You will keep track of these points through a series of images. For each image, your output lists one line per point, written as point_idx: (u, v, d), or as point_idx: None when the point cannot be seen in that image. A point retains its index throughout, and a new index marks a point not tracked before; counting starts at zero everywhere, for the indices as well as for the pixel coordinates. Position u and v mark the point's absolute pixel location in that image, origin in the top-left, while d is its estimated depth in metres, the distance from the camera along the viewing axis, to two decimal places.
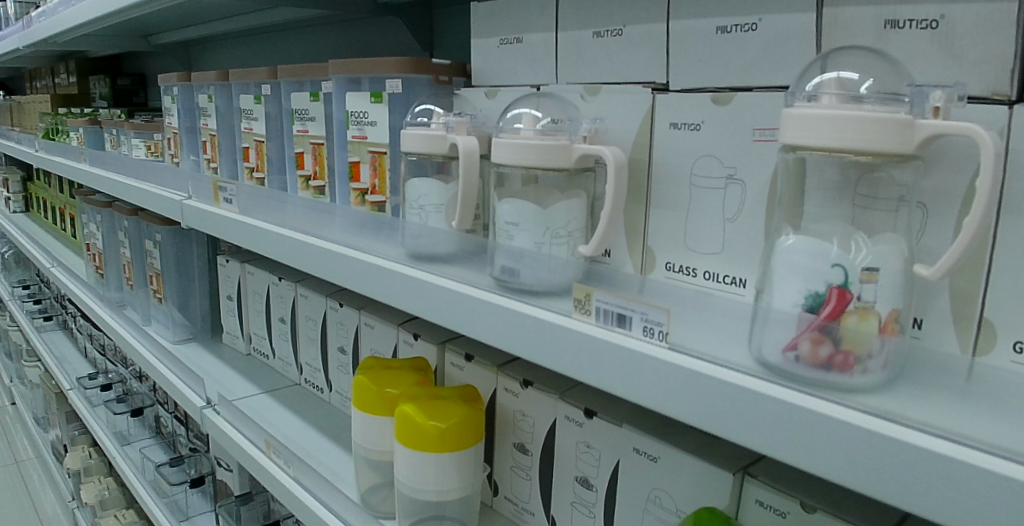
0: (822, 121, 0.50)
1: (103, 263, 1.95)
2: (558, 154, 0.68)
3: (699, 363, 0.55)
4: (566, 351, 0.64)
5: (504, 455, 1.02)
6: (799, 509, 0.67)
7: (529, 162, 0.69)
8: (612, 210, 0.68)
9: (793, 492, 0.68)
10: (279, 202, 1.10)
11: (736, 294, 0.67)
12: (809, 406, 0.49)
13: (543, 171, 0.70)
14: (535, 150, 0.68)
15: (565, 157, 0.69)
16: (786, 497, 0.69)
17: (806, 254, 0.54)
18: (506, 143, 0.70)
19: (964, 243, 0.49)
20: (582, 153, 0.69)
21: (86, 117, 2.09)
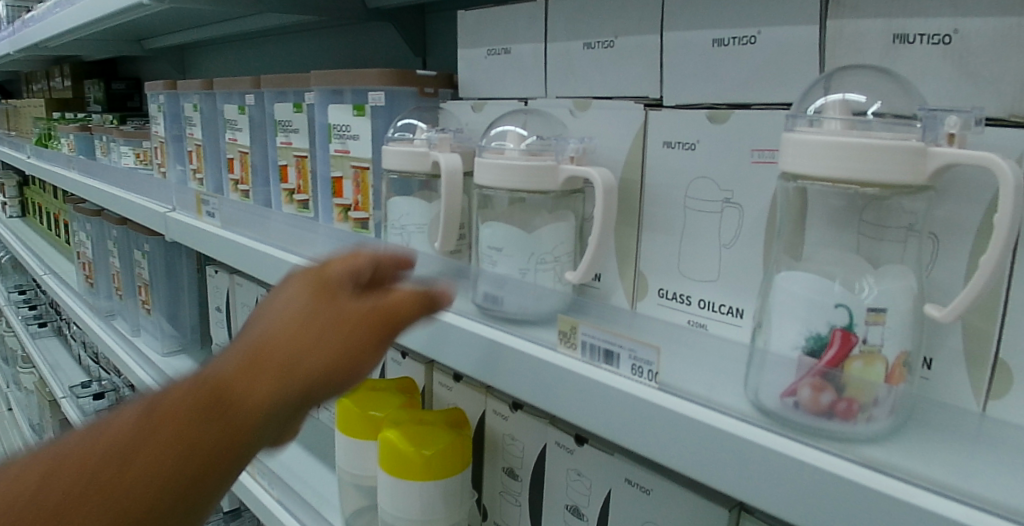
0: (827, 148, 0.46)
1: (93, 272, 1.92)
2: (544, 177, 0.64)
3: (689, 407, 0.50)
4: (548, 386, 0.60)
5: (493, 480, 0.98)
6: None
7: (515, 185, 0.64)
8: (602, 236, 0.64)
9: None
10: (262, 217, 1.06)
11: (732, 324, 0.62)
12: (807, 459, 0.44)
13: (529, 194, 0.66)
14: (521, 173, 0.64)
15: (552, 180, 0.64)
16: None
17: (808, 293, 0.49)
18: (489, 164, 0.66)
19: (980, 285, 0.44)
20: (569, 176, 0.64)
21: (77, 123, 2.06)
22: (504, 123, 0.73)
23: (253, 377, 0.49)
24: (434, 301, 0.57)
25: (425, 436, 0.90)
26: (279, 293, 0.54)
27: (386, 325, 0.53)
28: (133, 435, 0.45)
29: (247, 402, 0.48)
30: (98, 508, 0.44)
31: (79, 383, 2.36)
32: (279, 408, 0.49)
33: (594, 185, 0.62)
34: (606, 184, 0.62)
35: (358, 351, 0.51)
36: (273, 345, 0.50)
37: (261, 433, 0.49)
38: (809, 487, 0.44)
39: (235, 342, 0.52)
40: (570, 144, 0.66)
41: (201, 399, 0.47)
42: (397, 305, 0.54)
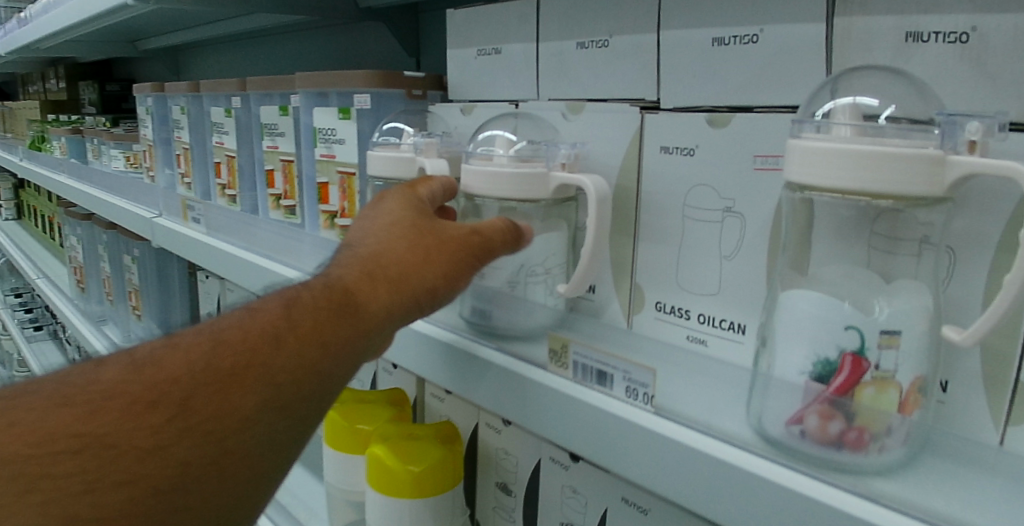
0: (836, 157, 0.43)
1: (84, 277, 1.89)
2: (533, 184, 0.60)
3: (686, 433, 0.46)
4: (536, 408, 0.56)
5: (486, 496, 0.93)
6: None
7: (505, 192, 0.60)
8: (596, 247, 0.60)
9: None
10: (248, 224, 1.02)
11: (734, 341, 0.58)
12: (816, 495, 0.40)
13: (520, 202, 0.63)
14: (510, 180, 0.60)
15: (543, 187, 0.61)
16: None
17: (816, 315, 0.46)
18: (477, 171, 0.62)
19: (1002, 308, 0.40)
20: (561, 183, 0.61)
21: (69, 126, 2.03)
22: (494, 127, 0.69)
23: (378, 278, 0.55)
24: (521, 234, 0.63)
25: (414, 452, 0.86)
26: (390, 211, 0.60)
27: (487, 245, 0.59)
28: (279, 328, 0.50)
29: (374, 300, 0.53)
30: (255, 393, 0.48)
31: None
32: (404, 306, 0.55)
33: (586, 193, 0.58)
34: (599, 192, 0.59)
35: (466, 263, 0.58)
36: (395, 250, 0.56)
37: (384, 329, 0.54)
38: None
39: (353, 250, 0.57)
40: (560, 149, 0.62)
41: (336, 294, 0.53)
42: (499, 230, 0.60)
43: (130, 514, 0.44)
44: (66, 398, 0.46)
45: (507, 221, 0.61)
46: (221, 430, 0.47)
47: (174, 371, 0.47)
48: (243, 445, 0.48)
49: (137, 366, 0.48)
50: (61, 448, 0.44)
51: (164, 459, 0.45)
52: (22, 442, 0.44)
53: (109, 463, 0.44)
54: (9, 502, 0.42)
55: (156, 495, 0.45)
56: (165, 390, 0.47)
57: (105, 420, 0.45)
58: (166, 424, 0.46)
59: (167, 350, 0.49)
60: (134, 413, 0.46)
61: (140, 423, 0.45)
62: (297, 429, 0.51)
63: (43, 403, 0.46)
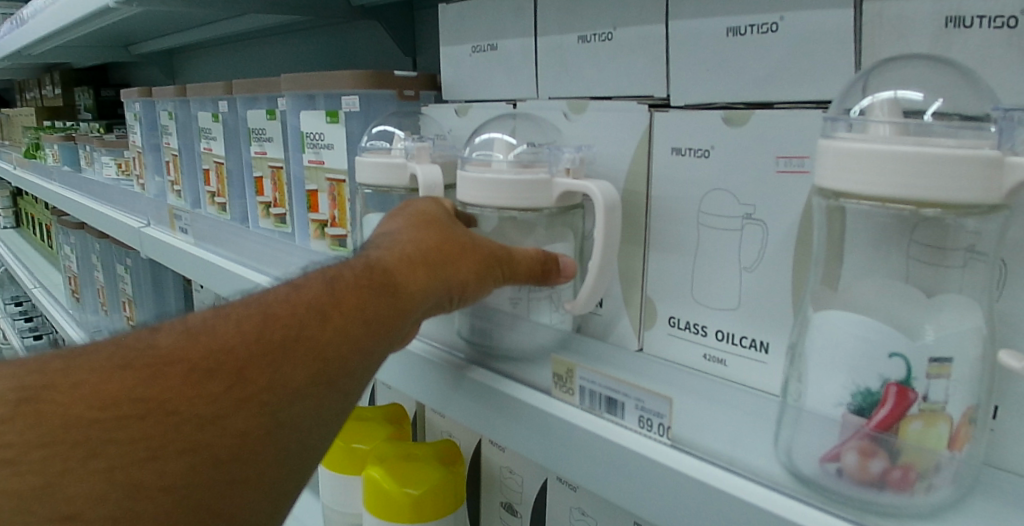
0: (875, 159, 0.39)
1: (79, 287, 1.85)
2: (532, 193, 0.54)
3: (708, 469, 0.41)
4: (540, 438, 0.50)
5: (491, 517, 0.85)
6: None
7: (497, 205, 0.56)
8: (604, 263, 0.55)
9: None
10: (238, 234, 0.97)
11: (757, 361, 0.52)
12: None
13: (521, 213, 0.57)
14: (509, 188, 0.54)
15: (545, 195, 0.55)
16: None
17: (857, 337, 0.40)
18: (472, 178, 0.56)
19: None
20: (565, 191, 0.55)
21: (62, 133, 1.99)
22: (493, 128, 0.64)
23: (416, 260, 0.50)
24: (557, 272, 0.57)
25: (414, 474, 0.77)
26: (419, 206, 0.56)
27: (516, 260, 0.55)
28: (325, 301, 0.46)
29: (415, 283, 0.50)
30: (304, 366, 0.44)
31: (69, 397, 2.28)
32: (441, 292, 0.51)
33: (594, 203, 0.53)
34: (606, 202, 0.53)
35: (496, 266, 0.54)
36: (433, 238, 0.52)
37: (421, 312, 0.50)
38: None
39: (387, 238, 0.53)
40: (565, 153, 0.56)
41: (379, 273, 0.49)
42: (531, 256, 0.56)
43: (182, 487, 0.41)
44: (125, 362, 0.42)
45: (546, 254, 0.57)
46: (274, 405, 0.43)
47: (226, 340, 0.43)
48: (292, 420, 0.44)
49: (191, 334, 0.44)
50: (125, 412, 0.40)
51: (221, 431, 0.42)
52: (90, 402, 0.41)
53: (170, 430, 0.41)
54: (79, 463, 0.39)
55: (209, 467, 0.42)
56: (218, 360, 0.43)
57: (165, 387, 0.41)
58: (222, 394, 0.42)
59: (220, 318, 0.45)
60: (189, 382, 0.42)
61: (195, 392, 0.42)
62: (343, 407, 0.47)
63: (102, 366, 0.42)
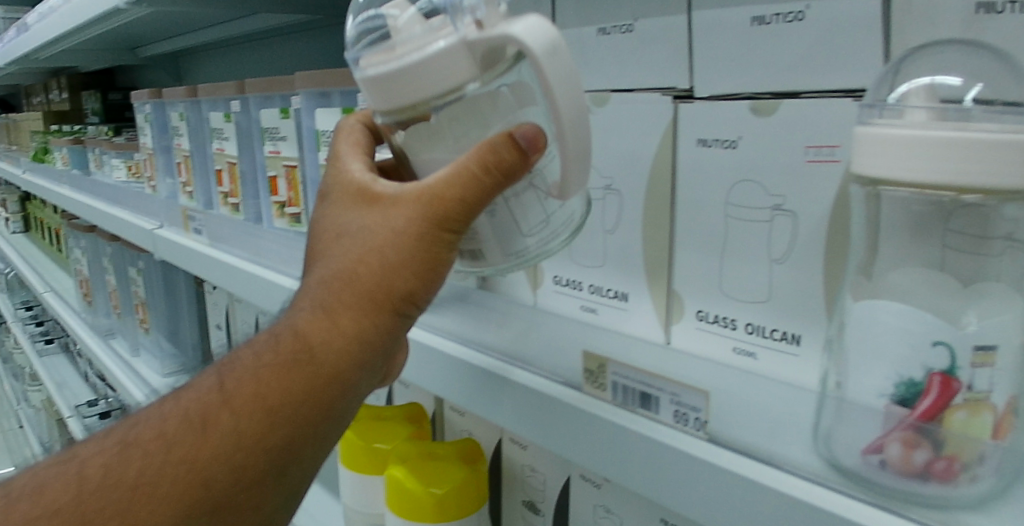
0: (915, 147, 0.38)
1: (90, 290, 1.85)
2: (450, 69, 0.39)
3: (747, 463, 0.40)
4: (567, 433, 0.49)
5: (512, 517, 0.84)
6: None
7: (412, 103, 0.41)
8: (580, 115, 0.40)
9: None
10: (252, 234, 0.96)
11: (788, 353, 0.52)
12: None
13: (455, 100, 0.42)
14: (413, 75, 0.40)
15: (466, 66, 0.40)
16: None
17: (900, 323, 0.40)
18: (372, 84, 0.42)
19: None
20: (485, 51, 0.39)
21: (71, 137, 1.99)
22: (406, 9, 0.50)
23: (328, 314, 0.47)
24: (519, 159, 0.41)
25: (436, 473, 0.77)
26: (339, 206, 0.49)
27: (451, 213, 0.43)
28: (217, 400, 0.49)
29: (331, 331, 0.47)
30: (185, 479, 0.48)
31: (82, 401, 2.27)
32: (374, 321, 0.47)
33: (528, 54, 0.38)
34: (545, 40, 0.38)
35: (438, 241, 0.45)
36: (346, 264, 0.47)
37: (350, 369, 0.48)
38: None
39: (307, 290, 0.50)
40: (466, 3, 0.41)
41: (289, 338, 0.48)
42: (471, 181, 0.42)
43: None
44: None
45: (486, 143, 0.41)
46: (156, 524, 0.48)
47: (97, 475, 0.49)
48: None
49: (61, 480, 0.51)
50: None
51: None
52: None
53: None
54: None
55: None
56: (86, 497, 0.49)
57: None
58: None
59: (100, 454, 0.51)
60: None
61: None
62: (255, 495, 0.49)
63: None
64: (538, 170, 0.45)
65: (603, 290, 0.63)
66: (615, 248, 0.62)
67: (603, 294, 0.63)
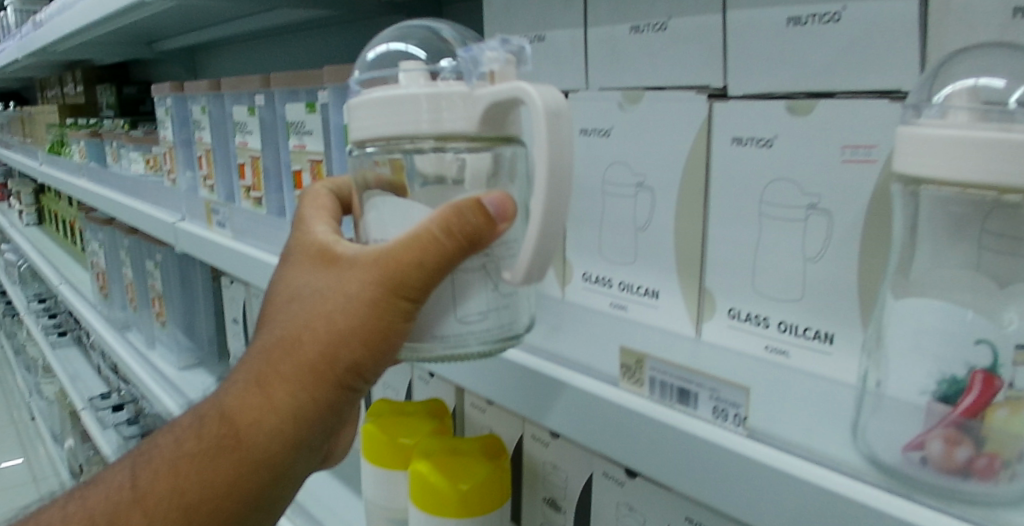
0: (961, 145, 0.38)
1: (106, 282, 1.87)
2: (452, 113, 0.45)
3: (787, 456, 0.40)
4: (598, 428, 0.49)
5: (533, 514, 0.83)
6: None
7: (407, 134, 0.46)
8: (552, 195, 0.44)
9: None
10: (277, 227, 0.97)
11: (820, 352, 0.52)
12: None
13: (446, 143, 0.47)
14: (418, 107, 0.45)
15: (469, 116, 0.45)
16: None
17: (942, 317, 0.40)
18: (373, 112, 0.47)
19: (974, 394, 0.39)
20: (491, 107, 0.45)
21: (88, 129, 2.01)
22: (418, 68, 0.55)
23: (285, 376, 0.52)
24: (486, 225, 0.45)
25: (460, 467, 0.77)
26: (298, 270, 0.53)
27: (415, 277, 0.46)
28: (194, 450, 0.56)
29: (285, 390, 0.52)
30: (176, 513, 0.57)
31: (95, 393, 2.29)
32: (335, 375, 0.52)
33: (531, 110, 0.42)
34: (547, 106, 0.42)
35: (395, 303, 0.48)
36: (300, 332, 0.51)
37: (308, 424, 0.54)
38: None
39: (265, 344, 0.54)
40: (487, 51, 0.46)
41: (263, 382, 0.53)
42: (434, 242, 0.45)
43: None
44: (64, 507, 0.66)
45: (454, 206, 0.44)
46: None
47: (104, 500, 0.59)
48: None
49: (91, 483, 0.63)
50: None
51: None
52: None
53: None
54: None
55: None
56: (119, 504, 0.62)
57: None
58: None
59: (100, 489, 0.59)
60: None
61: None
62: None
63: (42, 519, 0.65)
64: (495, 257, 0.49)
65: (633, 287, 0.64)
66: (647, 244, 0.62)
67: (633, 291, 0.64)
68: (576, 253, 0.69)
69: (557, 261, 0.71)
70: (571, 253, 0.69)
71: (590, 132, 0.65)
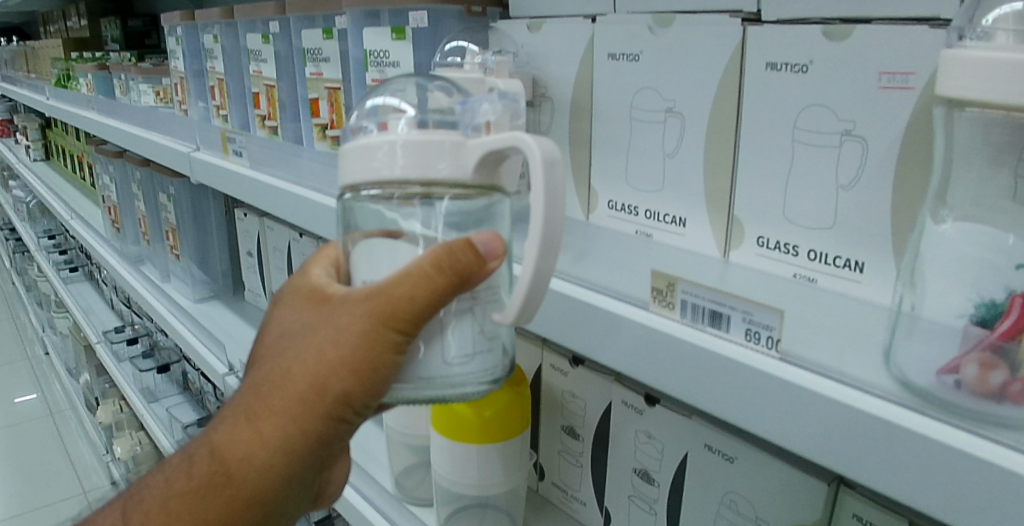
0: (1006, 66, 0.36)
1: (118, 217, 1.87)
2: (443, 158, 0.43)
3: (819, 378, 0.40)
4: (627, 352, 0.49)
5: (551, 442, 0.86)
6: None
7: (391, 178, 0.44)
8: (546, 246, 0.42)
9: (902, 509, 0.53)
10: (294, 156, 0.96)
11: (849, 279, 0.52)
12: (978, 452, 0.34)
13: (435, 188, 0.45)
14: (408, 152, 0.43)
15: (460, 163, 0.44)
16: (893, 516, 0.53)
17: (982, 247, 0.40)
18: (358, 157, 0.45)
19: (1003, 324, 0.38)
20: (486, 156, 0.44)
21: (95, 62, 1.99)
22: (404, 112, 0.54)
23: (270, 411, 0.49)
24: (476, 261, 0.44)
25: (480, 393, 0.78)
26: (286, 308, 0.51)
27: (406, 310, 0.44)
28: (186, 484, 0.53)
29: (269, 426, 0.50)
30: None
31: (109, 327, 2.32)
32: (322, 409, 0.48)
33: (529, 160, 0.41)
34: (546, 153, 0.41)
35: (383, 340, 0.45)
36: (283, 365, 0.49)
37: (296, 457, 0.51)
38: (1003, 498, 0.33)
39: (253, 377, 0.51)
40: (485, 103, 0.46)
41: (255, 410, 0.50)
42: (424, 279, 0.43)
43: None
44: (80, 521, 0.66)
45: (444, 245, 0.43)
46: None
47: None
48: None
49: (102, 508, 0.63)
50: None
51: None
52: None
53: None
54: None
55: None
56: None
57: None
58: None
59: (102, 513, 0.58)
60: None
61: None
62: None
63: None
64: (481, 299, 0.47)
65: (659, 215, 0.64)
66: (675, 171, 0.61)
67: (660, 219, 0.64)
68: (600, 180, 0.69)
69: (583, 188, 0.71)
70: (596, 179, 0.69)
71: (619, 57, 0.64)
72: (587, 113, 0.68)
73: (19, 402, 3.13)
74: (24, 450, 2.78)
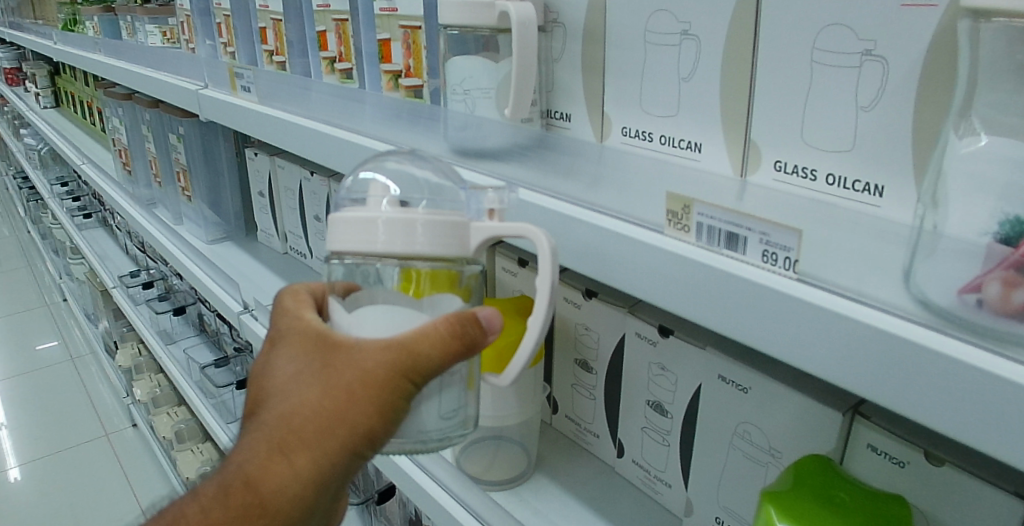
0: None
1: (129, 159, 1.87)
2: (451, 236, 0.47)
3: (836, 299, 0.39)
4: (641, 277, 0.49)
5: (563, 376, 0.86)
6: (922, 459, 0.52)
7: (396, 248, 0.46)
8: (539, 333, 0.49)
9: (914, 437, 0.53)
10: (302, 90, 0.95)
11: (868, 203, 0.51)
12: (996, 368, 0.33)
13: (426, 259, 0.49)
14: (419, 228, 0.46)
15: (465, 240, 0.48)
16: (904, 443, 0.54)
17: (1007, 166, 0.38)
18: (360, 220, 0.47)
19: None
20: (488, 240, 0.49)
21: (102, 6, 1.99)
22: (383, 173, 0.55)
23: (306, 447, 0.49)
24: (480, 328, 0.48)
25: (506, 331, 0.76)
26: (298, 347, 0.51)
27: (426, 361, 0.47)
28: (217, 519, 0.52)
29: (301, 460, 0.49)
30: None
31: (125, 271, 2.35)
32: (356, 442, 0.49)
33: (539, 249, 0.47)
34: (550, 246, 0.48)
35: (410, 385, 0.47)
36: (313, 405, 0.49)
37: (331, 482, 0.51)
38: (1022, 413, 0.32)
39: (275, 411, 0.50)
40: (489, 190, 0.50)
41: (287, 447, 0.49)
42: (440, 336, 0.47)
43: None
44: None
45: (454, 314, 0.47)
46: None
47: None
48: None
49: None
50: None
51: None
52: None
53: None
54: None
55: None
56: None
57: None
58: None
59: None
60: None
61: None
62: None
63: None
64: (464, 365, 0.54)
65: (675, 141, 0.63)
66: (689, 95, 0.60)
67: (675, 145, 0.63)
68: (613, 106, 0.67)
69: (595, 115, 0.70)
70: (609, 105, 0.68)
71: None
72: (600, 37, 0.66)
73: (40, 348, 3.19)
74: (48, 393, 2.85)
